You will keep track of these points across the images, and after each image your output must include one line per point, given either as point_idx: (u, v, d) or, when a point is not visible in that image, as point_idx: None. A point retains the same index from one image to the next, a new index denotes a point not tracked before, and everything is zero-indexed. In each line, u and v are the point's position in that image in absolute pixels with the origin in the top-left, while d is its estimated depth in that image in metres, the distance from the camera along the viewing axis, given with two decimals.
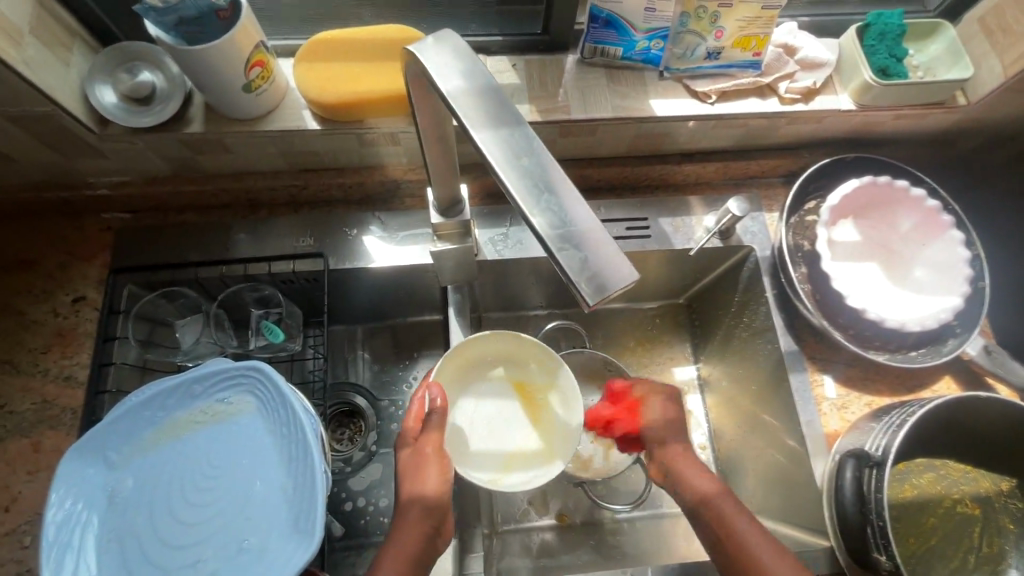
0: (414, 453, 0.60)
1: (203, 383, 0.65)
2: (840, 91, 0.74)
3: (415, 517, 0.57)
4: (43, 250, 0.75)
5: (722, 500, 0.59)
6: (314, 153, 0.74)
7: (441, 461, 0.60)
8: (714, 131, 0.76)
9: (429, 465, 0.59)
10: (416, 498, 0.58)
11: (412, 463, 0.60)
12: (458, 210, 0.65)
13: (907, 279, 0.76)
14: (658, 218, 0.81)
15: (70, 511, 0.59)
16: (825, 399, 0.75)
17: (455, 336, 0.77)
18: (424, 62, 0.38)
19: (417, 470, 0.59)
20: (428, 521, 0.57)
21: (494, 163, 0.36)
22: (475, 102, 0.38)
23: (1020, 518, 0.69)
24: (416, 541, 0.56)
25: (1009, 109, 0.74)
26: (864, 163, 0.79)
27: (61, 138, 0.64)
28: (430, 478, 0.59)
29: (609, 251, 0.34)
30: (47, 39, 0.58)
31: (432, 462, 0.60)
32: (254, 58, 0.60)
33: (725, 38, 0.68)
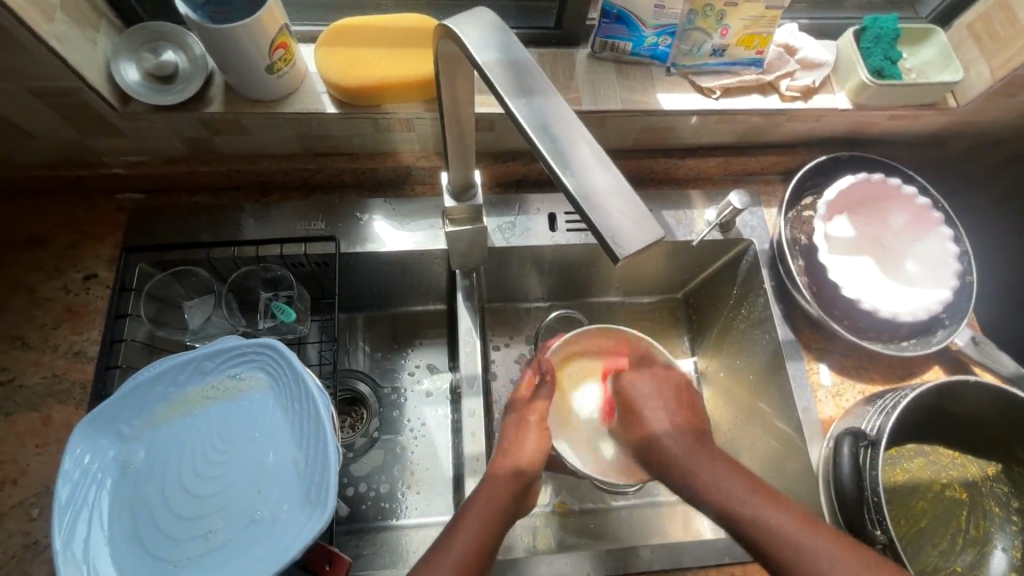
0: (520, 419, 0.67)
1: (214, 360, 0.65)
2: (838, 91, 0.77)
3: (503, 483, 0.59)
4: (56, 228, 0.76)
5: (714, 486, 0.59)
6: (329, 137, 0.75)
7: (541, 430, 0.65)
8: (717, 126, 0.79)
9: (532, 430, 0.65)
10: (513, 459, 0.63)
11: (520, 428, 0.66)
12: (471, 195, 0.66)
13: (900, 273, 0.79)
14: (661, 211, 0.84)
15: (83, 473, 0.59)
16: (821, 386, 0.77)
17: (463, 321, 0.79)
18: (461, 37, 0.40)
19: (526, 433, 0.65)
20: (519, 484, 0.60)
21: (526, 129, 0.38)
22: (511, 75, 0.40)
23: (1005, 502, 0.72)
24: (502, 500, 0.58)
25: (997, 112, 0.78)
26: (858, 161, 0.83)
27: (82, 115, 0.65)
28: (529, 444, 0.64)
29: (637, 210, 0.36)
30: (75, 15, 0.59)
31: (531, 430, 0.66)
32: (278, 40, 0.62)
33: (730, 36, 0.71)
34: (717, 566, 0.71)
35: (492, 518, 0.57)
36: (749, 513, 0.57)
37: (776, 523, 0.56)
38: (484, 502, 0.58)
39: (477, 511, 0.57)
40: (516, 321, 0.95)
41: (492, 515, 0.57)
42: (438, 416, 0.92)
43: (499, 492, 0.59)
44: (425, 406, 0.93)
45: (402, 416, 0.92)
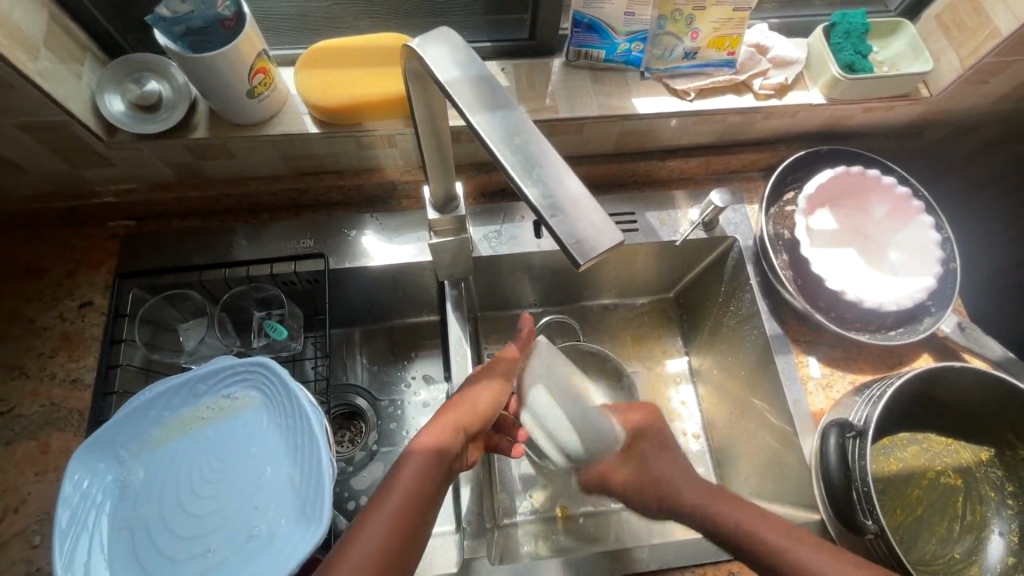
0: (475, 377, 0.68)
1: (208, 380, 0.66)
2: (811, 87, 0.78)
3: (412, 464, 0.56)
4: (50, 258, 0.77)
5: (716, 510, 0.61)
6: (314, 157, 0.77)
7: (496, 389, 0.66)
8: (695, 127, 0.80)
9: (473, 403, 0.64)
10: (444, 425, 0.60)
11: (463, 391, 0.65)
12: (454, 206, 0.68)
13: (884, 263, 0.80)
14: (645, 212, 0.85)
15: (84, 496, 0.60)
16: (810, 378, 0.78)
17: (452, 330, 0.79)
18: (424, 57, 0.42)
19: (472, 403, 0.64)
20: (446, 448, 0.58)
21: (488, 142, 0.39)
22: (473, 91, 0.41)
23: (1001, 487, 0.72)
24: (421, 477, 0.55)
25: (971, 99, 0.79)
26: (837, 155, 0.84)
27: (70, 147, 0.67)
28: (467, 406, 0.63)
29: (597, 217, 0.37)
30: (59, 51, 0.61)
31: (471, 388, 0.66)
32: (257, 66, 0.63)
33: (700, 39, 0.73)
34: (716, 563, 0.72)
35: (415, 494, 0.54)
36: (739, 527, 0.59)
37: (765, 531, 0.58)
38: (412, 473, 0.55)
39: (402, 484, 0.54)
40: (508, 329, 0.96)
41: (416, 487, 0.54)
42: None
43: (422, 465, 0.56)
44: (422, 416, 0.94)
45: (400, 429, 0.92)
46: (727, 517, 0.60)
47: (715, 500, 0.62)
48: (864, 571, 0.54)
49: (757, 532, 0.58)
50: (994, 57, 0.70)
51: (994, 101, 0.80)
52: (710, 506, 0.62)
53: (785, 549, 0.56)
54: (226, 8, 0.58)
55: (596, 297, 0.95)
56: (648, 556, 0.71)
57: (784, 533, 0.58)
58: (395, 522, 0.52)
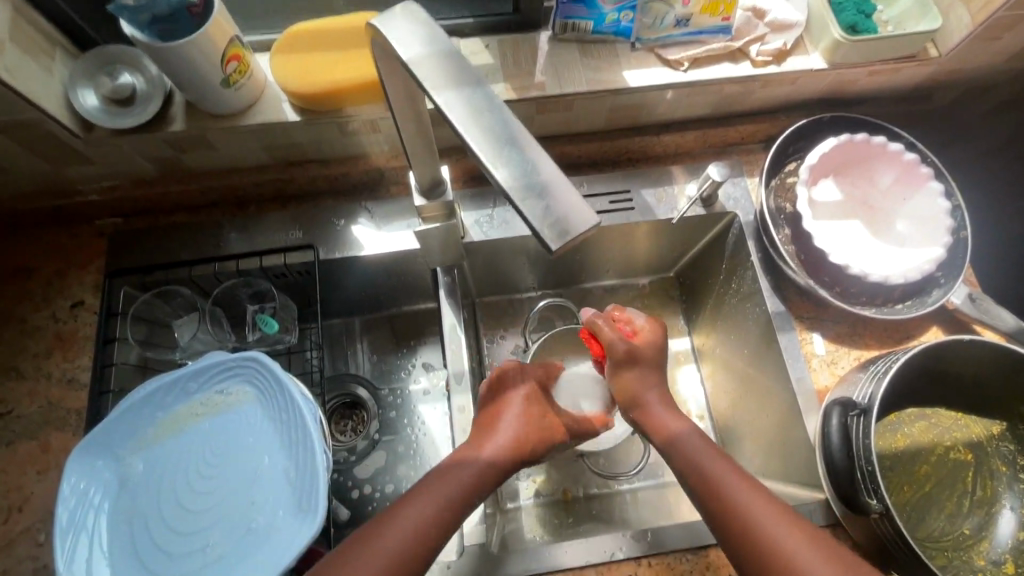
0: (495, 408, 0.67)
1: (200, 377, 0.66)
2: (811, 51, 0.74)
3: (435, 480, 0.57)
4: (40, 257, 0.77)
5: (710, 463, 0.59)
6: (298, 146, 0.75)
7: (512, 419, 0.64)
8: (691, 99, 0.77)
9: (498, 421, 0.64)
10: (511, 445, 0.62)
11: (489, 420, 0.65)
12: (441, 191, 0.65)
13: (891, 234, 0.77)
14: (641, 190, 0.83)
15: (79, 498, 0.60)
16: (814, 356, 0.76)
17: (446, 318, 0.78)
18: (387, 32, 0.40)
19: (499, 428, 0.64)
20: (503, 471, 0.60)
21: (455, 122, 0.37)
22: (440, 68, 0.39)
23: (1013, 460, 0.70)
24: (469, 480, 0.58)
25: (982, 57, 0.75)
26: (841, 122, 0.80)
27: (48, 145, 0.66)
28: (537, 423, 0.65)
29: (570, 199, 0.34)
30: (27, 46, 0.59)
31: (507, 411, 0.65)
32: (229, 53, 0.61)
33: (692, 5, 0.69)
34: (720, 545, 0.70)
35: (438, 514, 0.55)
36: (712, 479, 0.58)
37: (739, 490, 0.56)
38: (442, 478, 0.57)
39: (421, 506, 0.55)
40: (507, 313, 0.95)
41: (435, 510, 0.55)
42: (438, 415, 0.92)
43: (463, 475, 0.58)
44: (423, 404, 0.93)
45: (401, 417, 0.92)
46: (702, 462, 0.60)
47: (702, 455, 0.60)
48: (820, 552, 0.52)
49: (720, 472, 0.58)
50: (1008, 11, 0.66)
51: (1007, 58, 0.76)
52: (699, 455, 0.60)
53: (741, 498, 0.56)
54: None
55: (595, 278, 0.94)
56: (652, 540, 0.70)
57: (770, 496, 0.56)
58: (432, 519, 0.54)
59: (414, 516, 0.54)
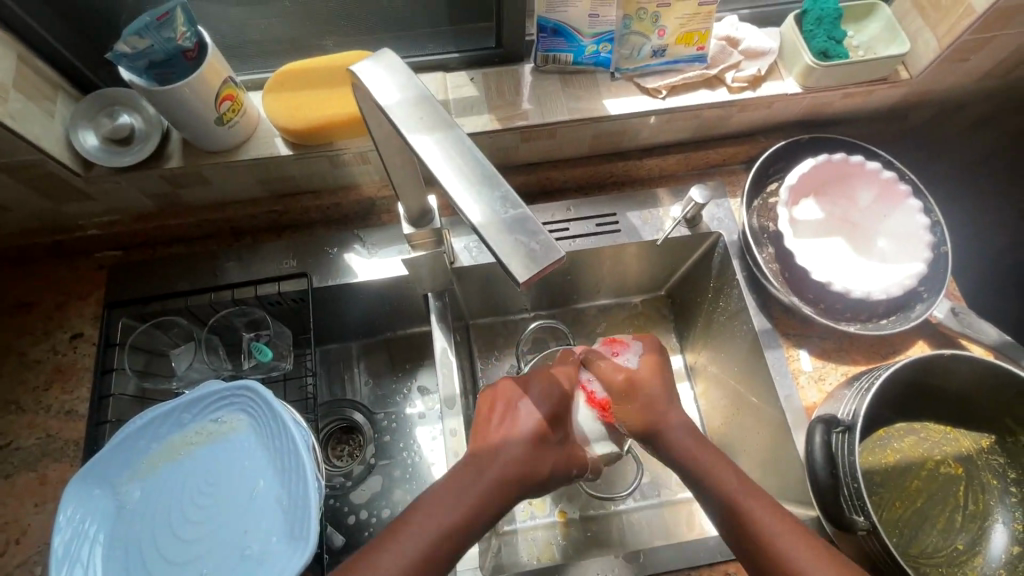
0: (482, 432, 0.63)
1: (192, 409, 0.67)
2: (786, 76, 0.77)
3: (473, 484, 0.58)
4: (41, 291, 0.79)
5: (721, 474, 0.61)
6: (291, 179, 0.77)
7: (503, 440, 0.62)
8: (671, 125, 0.79)
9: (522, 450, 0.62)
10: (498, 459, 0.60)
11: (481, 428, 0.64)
12: (429, 219, 0.67)
13: (873, 250, 0.79)
14: (627, 212, 0.84)
15: (76, 532, 0.61)
16: (802, 372, 0.76)
17: (437, 342, 0.79)
18: (366, 79, 0.42)
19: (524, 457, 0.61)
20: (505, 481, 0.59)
21: (430, 164, 0.39)
22: (416, 113, 0.41)
23: (1003, 474, 0.70)
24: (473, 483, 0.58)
25: (953, 78, 0.77)
26: (820, 142, 0.82)
27: (50, 184, 0.68)
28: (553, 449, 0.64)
29: (538, 233, 0.36)
30: (30, 92, 0.62)
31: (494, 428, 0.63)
32: (223, 93, 0.64)
33: (667, 36, 0.72)
34: (712, 564, 0.71)
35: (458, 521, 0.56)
36: (734, 495, 0.59)
37: (764, 515, 0.58)
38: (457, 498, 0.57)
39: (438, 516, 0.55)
40: (501, 335, 0.96)
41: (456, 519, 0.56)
42: (432, 437, 0.93)
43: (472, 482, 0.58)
44: (419, 428, 0.94)
45: (397, 442, 0.93)
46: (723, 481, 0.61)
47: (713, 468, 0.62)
48: (811, 545, 0.55)
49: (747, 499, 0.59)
50: (972, 34, 0.69)
51: (978, 79, 0.78)
52: (717, 467, 0.62)
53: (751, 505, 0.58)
54: (187, 40, 0.59)
55: (587, 299, 0.95)
56: (645, 562, 0.71)
57: (713, 454, 0.64)
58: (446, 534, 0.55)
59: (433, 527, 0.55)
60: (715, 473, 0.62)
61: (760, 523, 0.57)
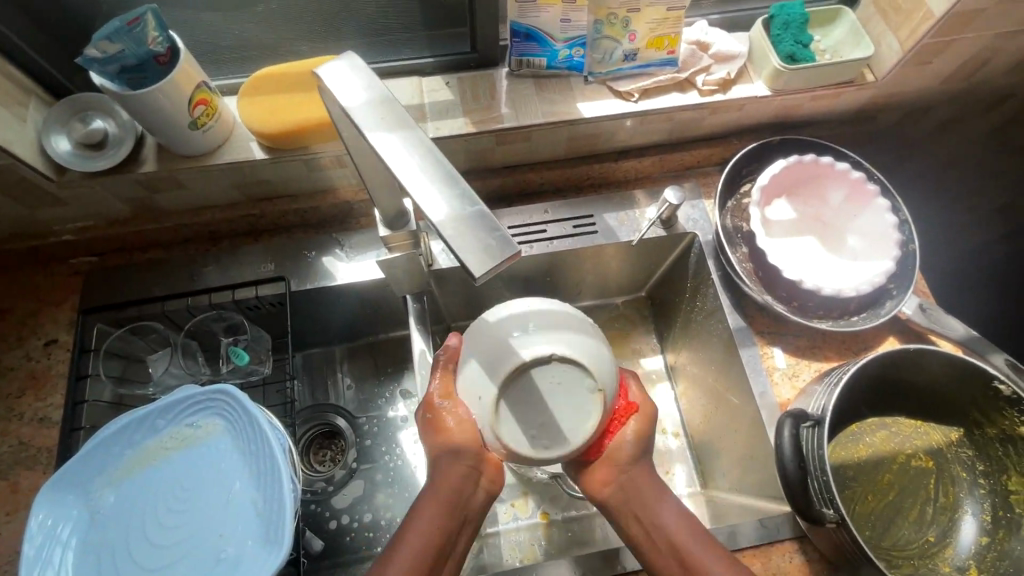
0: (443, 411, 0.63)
1: (168, 414, 0.67)
2: (756, 79, 0.79)
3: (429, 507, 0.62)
4: (14, 298, 0.78)
5: (660, 502, 0.65)
6: (268, 182, 0.77)
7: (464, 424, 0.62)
8: (644, 127, 0.80)
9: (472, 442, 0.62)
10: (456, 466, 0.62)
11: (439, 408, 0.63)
12: (405, 221, 0.67)
13: (843, 249, 0.80)
14: (604, 214, 0.85)
15: (48, 535, 0.60)
16: (776, 369, 0.78)
17: (416, 344, 0.79)
18: (329, 80, 0.42)
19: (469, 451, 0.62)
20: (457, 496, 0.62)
21: (391, 163, 0.39)
22: (378, 113, 0.41)
23: (972, 466, 0.72)
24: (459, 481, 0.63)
25: (917, 81, 0.79)
26: (790, 144, 0.84)
27: (22, 190, 0.68)
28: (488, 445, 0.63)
29: (497, 230, 0.37)
30: (0, 97, 0.62)
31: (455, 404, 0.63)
32: (196, 97, 0.64)
33: (638, 40, 0.73)
34: None
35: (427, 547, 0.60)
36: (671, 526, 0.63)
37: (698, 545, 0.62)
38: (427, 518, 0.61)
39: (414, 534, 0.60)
40: None
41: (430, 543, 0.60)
42: (413, 440, 0.93)
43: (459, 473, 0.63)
44: (400, 431, 0.94)
45: (378, 446, 0.92)
46: (660, 517, 0.64)
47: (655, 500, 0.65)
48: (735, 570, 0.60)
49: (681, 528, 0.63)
50: (932, 38, 0.71)
51: (941, 81, 0.80)
52: (656, 496, 0.65)
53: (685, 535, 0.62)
54: (159, 45, 0.59)
55: (567, 301, 0.96)
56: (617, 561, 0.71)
57: (653, 488, 0.65)
58: (433, 537, 0.60)
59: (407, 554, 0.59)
60: (658, 508, 0.64)
61: (696, 555, 0.61)
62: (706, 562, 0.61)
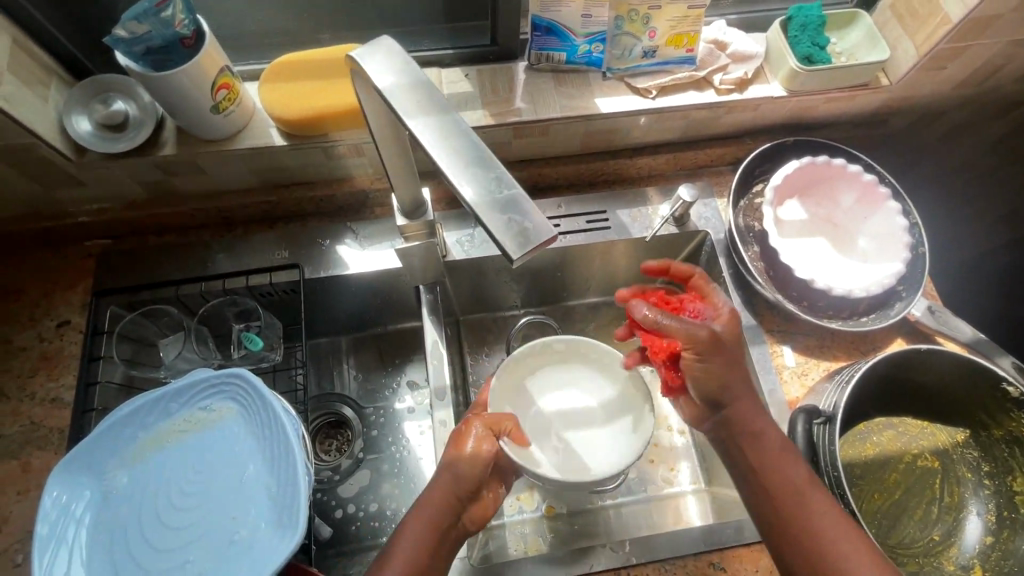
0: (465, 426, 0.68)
1: (181, 397, 0.67)
2: (772, 80, 0.79)
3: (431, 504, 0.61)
4: (27, 279, 0.78)
5: (776, 460, 0.61)
6: (285, 169, 0.78)
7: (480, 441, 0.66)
8: (660, 125, 0.81)
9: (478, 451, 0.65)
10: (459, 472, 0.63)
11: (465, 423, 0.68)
12: (423, 212, 0.68)
13: (854, 250, 0.81)
14: (617, 210, 0.86)
15: (60, 514, 0.60)
16: (785, 367, 0.78)
17: (428, 334, 0.79)
18: (364, 64, 0.43)
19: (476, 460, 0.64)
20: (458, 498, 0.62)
21: (427, 145, 0.40)
22: (413, 96, 0.42)
23: (977, 467, 0.72)
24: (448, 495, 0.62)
25: (930, 86, 0.80)
26: (803, 146, 0.85)
27: (41, 169, 0.68)
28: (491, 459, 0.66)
29: (531, 213, 0.37)
30: (24, 75, 0.62)
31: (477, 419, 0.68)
32: (219, 82, 0.65)
33: (658, 37, 0.74)
34: (697, 555, 0.72)
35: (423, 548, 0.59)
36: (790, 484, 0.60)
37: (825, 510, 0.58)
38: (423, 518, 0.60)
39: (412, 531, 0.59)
40: (490, 331, 0.97)
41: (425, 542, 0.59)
42: (420, 431, 0.93)
43: (449, 486, 0.62)
44: (407, 422, 0.94)
45: (385, 436, 0.93)
46: (785, 474, 0.60)
47: (780, 459, 0.61)
48: (858, 544, 0.56)
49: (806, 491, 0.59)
50: (948, 43, 0.71)
51: (954, 87, 0.81)
52: (779, 455, 0.61)
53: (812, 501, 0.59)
54: (185, 27, 0.59)
55: (576, 297, 0.96)
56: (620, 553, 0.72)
57: (778, 445, 0.62)
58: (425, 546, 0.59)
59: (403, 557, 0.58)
60: (779, 464, 0.61)
61: (816, 525, 0.58)
62: (825, 533, 0.57)
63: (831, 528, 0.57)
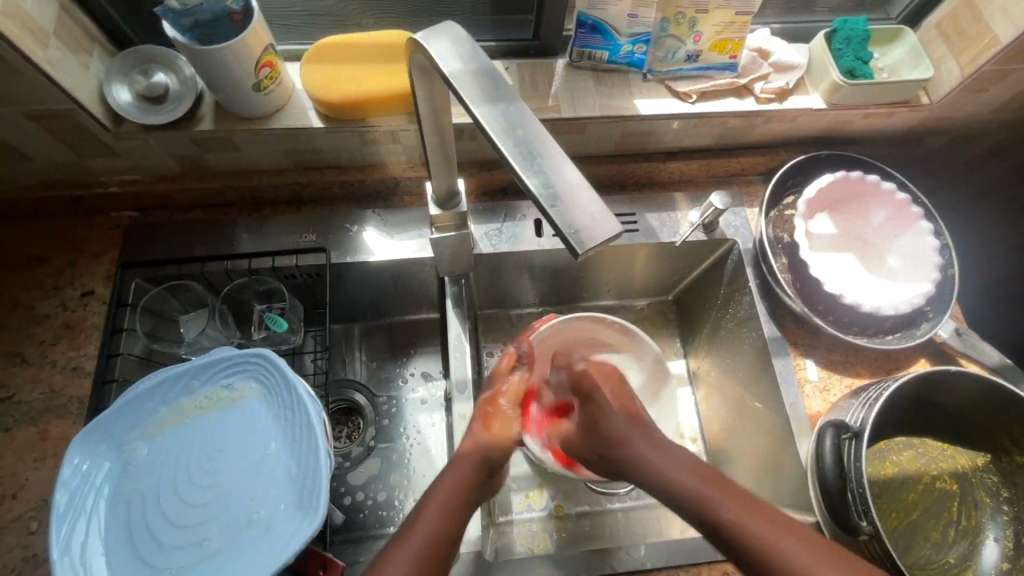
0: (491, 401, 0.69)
1: (203, 374, 0.66)
2: (812, 92, 0.79)
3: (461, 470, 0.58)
4: (53, 247, 0.78)
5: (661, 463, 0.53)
6: (318, 151, 0.77)
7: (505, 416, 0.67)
8: (696, 130, 0.81)
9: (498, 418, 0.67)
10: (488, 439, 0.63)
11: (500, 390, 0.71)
12: (456, 202, 0.68)
13: (883, 268, 0.80)
14: (645, 213, 0.85)
15: (80, 484, 0.60)
16: (807, 381, 0.78)
17: (452, 326, 0.79)
18: (431, 50, 0.43)
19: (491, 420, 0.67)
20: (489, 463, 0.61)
21: (491, 134, 0.40)
22: (479, 85, 0.42)
23: (996, 492, 0.72)
24: (474, 474, 0.58)
25: (970, 108, 0.80)
26: (837, 159, 0.84)
27: (77, 137, 0.68)
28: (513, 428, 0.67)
29: (597, 208, 0.37)
30: (68, 40, 0.61)
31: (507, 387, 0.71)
32: (263, 59, 0.64)
33: (702, 42, 0.74)
34: (710, 563, 0.72)
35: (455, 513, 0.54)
36: (682, 481, 0.51)
37: (728, 508, 0.49)
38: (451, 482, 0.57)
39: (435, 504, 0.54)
40: (507, 328, 0.96)
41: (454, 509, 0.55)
42: (433, 423, 0.93)
43: (474, 464, 0.59)
44: (419, 413, 0.93)
45: (395, 425, 0.92)
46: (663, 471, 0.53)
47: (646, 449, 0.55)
48: (796, 534, 0.47)
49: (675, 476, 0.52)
50: (994, 65, 0.71)
51: (993, 110, 0.81)
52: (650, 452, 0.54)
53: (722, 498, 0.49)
54: (234, 2, 0.59)
55: (593, 298, 0.96)
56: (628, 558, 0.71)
57: (649, 443, 0.55)
58: (449, 519, 0.54)
59: (438, 518, 0.53)
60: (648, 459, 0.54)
61: (743, 532, 0.48)
62: (757, 532, 0.47)
63: (751, 529, 0.48)
